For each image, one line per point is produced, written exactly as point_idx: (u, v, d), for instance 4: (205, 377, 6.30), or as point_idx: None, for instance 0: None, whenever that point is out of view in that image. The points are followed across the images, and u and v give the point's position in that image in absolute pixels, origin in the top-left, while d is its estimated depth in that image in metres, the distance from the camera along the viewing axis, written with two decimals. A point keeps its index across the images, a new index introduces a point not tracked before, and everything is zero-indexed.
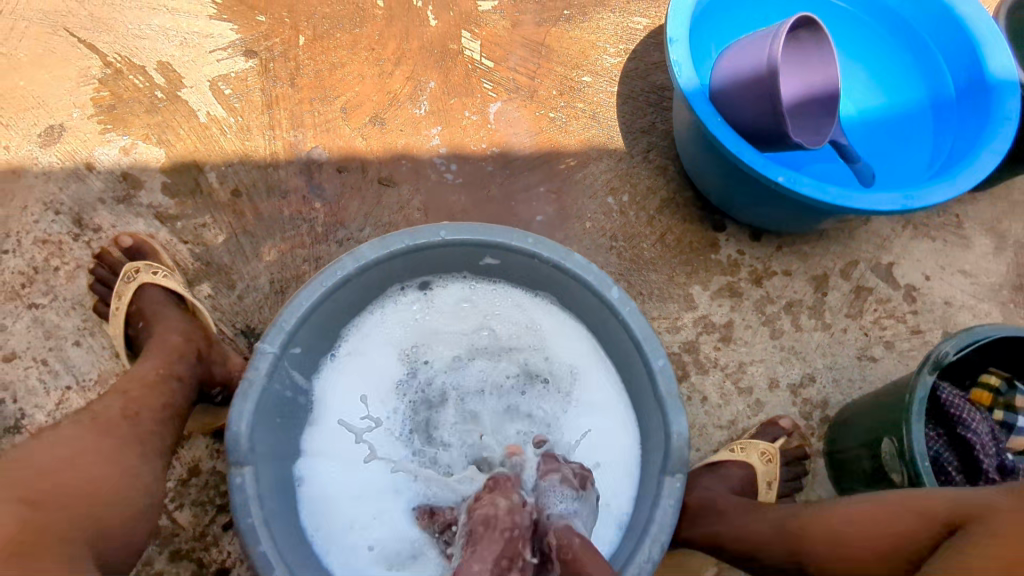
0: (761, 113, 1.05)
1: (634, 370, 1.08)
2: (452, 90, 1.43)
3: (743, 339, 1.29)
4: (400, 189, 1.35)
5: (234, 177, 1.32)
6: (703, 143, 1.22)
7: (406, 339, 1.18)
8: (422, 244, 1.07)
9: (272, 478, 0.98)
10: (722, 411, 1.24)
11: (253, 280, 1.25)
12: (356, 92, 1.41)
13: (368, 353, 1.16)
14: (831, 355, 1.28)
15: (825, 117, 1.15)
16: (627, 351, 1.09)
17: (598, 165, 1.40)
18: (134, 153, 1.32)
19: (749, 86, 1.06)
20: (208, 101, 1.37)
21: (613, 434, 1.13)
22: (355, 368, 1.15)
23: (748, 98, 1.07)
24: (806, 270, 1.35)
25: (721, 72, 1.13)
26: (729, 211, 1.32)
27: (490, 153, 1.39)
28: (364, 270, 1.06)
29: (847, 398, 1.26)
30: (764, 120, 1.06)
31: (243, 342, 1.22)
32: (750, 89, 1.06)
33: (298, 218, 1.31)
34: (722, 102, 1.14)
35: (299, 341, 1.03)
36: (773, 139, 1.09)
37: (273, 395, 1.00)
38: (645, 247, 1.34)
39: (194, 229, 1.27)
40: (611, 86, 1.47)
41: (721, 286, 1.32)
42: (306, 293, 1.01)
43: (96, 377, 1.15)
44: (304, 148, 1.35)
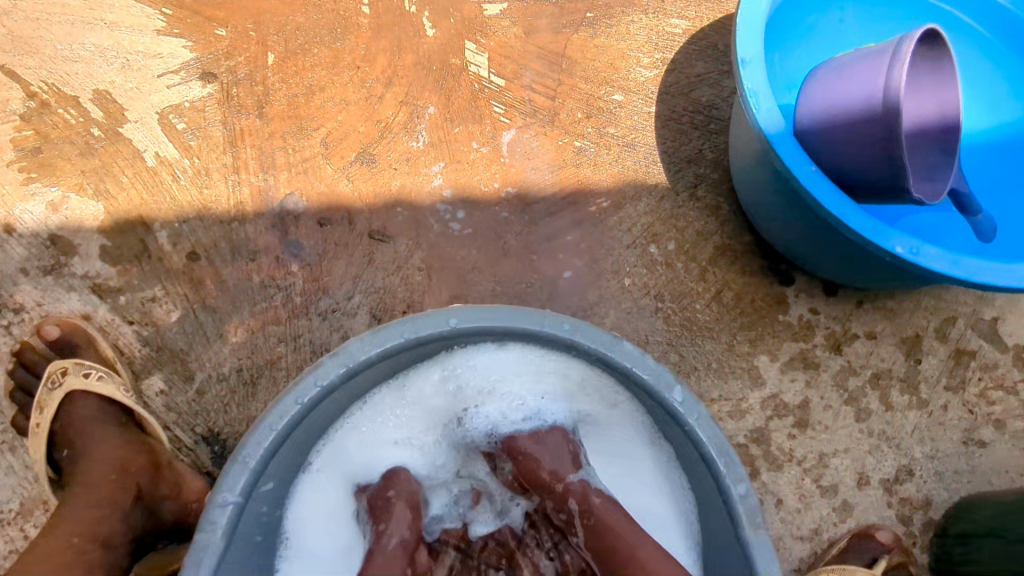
0: (871, 156, 0.88)
1: (706, 490, 0.84)
2: (456, 116, 1.17)
3: (822, 424, 1.05)
4: (397, 244, 1.09)
5: (190, 236, 1.07)
6: (778, 189, 0.98)
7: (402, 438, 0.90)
8: (427, 337, 0.82)
9: None
10: (802, 518, 1.01)
11: (215, 368, 1.01)
12: (338, 122, 1.15)
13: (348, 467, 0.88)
14: (931, 441, 1.06)
15: (940, 155, 0.96)
16: (698, 466, 0.84)
17: (637, 206, 1.15)
18: (64, 209, 1.06)
19: (854, 124, 0.88)
20: (156, 139, 1.11)
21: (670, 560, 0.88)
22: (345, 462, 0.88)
23: (850, 138, 0.90)
24: (893, 332, 1.10)
25: (812, 104, 0.96)
26: (801, 265, 1.08)
27: (505, 194, 1.14)
28: (352, 374, 0.81)
29: (953, 495, 1.04)
30: (870, 167, 0.89)
31: (205, 451, 0.99)
32: (854, 129, 0.89)
33: (271, 285, 1.06)
34: (811, 141, 0.96)
35: (272, 472, 0.79)
36: (877, 188, 0.92)
37: (238, 550, 0.77)
38: (698, 308, 1.10)
39: (141, 305, 1.03)
40: (648, 106, 1.21)
41: (792, 355, 1.08)
42: (277, 414, 0.76)
43: (17, 507, 0.93)
44: (276, 195, 1.10)
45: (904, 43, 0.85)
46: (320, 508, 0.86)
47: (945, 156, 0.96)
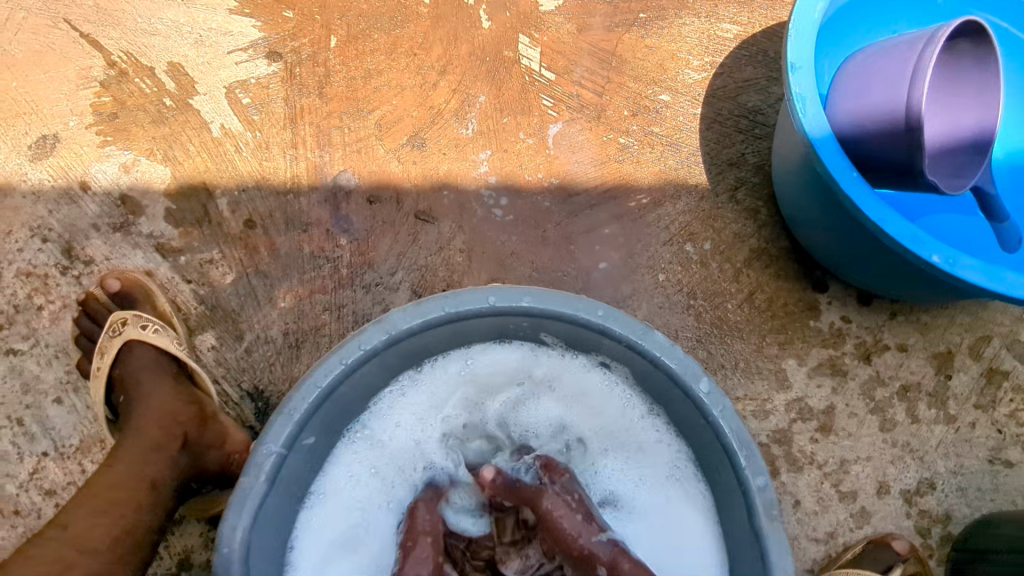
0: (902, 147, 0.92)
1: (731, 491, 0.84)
2: (505, 106, 1.21)
3: (846, 430, 1.06)
4: (441, 225, 1.14)
5: (248, 205, 1.13)
6: (820, 195, 0.99)
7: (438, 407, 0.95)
8: (465, 313, 0.86)
9: None
10: (819, 521, 1.02)
11: (264, 330, 1.07)
12: (393, 105, 1.20)
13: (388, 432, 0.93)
14: (956, 457, 1.06)
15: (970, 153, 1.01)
16: (722, 465, 0.85)
17: (675, 204, 1.17)
18: (135, 172, 1.13)
19: (882, 109, 0.94)
20: (222, 112, 1.18)
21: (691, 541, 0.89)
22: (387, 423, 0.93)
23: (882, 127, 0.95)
24: (925, 346, 1.11)
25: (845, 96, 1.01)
26: (838, 273, 1.09)
27: (548, 185, 1.17)
28: (394, 343, 0.85)
29: (975, 512, 1.04)
30: (891, 148, 0.95)
31: (249, 406, 1.05)
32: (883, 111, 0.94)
33: (320, 256, 1.11)
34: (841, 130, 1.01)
35: (312, 430, 0.84)
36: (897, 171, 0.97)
37: (275, 500, 0.81)
38: (729, 308, 1.12)
39: (199, 266, 1.09)
40: (694, 107, 1.23)
41: (820, 361, 1.09)
42: (321, 373, 0.81)
43: (77, 443, 1.00)
44: (330, 171, 1.15)
45: (939, 34, 0.90)
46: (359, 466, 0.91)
47: (975, 154, 1.00)
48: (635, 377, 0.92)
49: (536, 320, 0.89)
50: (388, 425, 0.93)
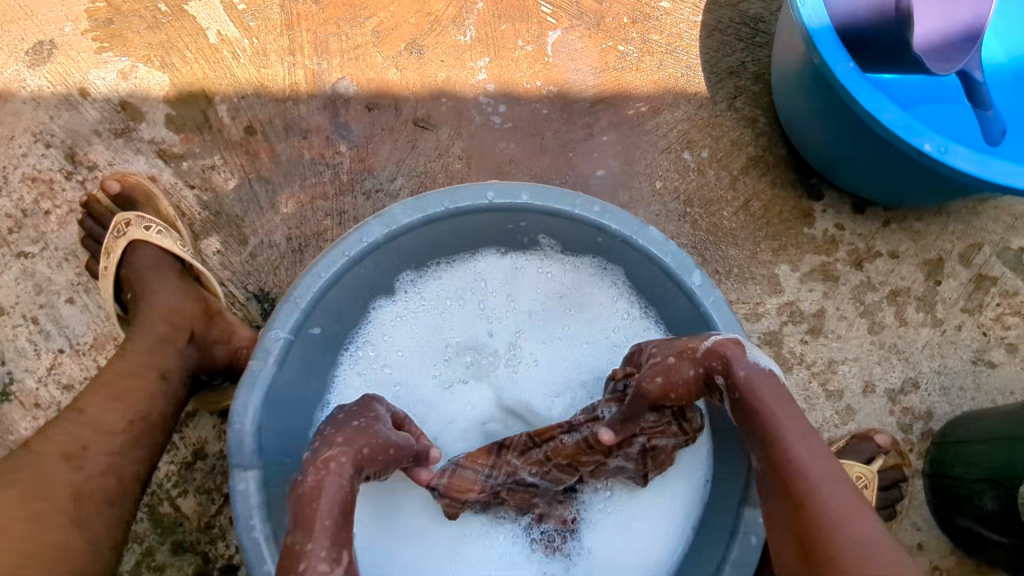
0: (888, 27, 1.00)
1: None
2: (503, 13, 1.19)
3: (835, 333, 1.10)
4: (439, 132, 1.14)
5: (248, 112, 1.13)
6: (819, 94, 0.99)
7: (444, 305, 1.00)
8: (464, 208, 0.88)
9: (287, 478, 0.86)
10: (805, 417, 1.07)
11: (267, 235, 1.09)
12: (390, 12, 1.18)
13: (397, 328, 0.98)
14: (940, 358, 1.09)
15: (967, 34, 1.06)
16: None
17: (674, 113, 1.17)
18: (133, 78, 1.13)
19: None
20: (218, 18, 1.16)
21: None
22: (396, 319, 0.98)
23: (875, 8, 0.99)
24: (917, 252, 1.12)
25: None
26: (835, 179, 1.10)
27: (547, 93, 1.17)
28: (395, 237, 0.88)
29: (956, 410, 1.08)
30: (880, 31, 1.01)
31: (255, 308, 1.08)
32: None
33: (320, 162, 1.12)
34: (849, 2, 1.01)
35: (320, 321, 0.88)
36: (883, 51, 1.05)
37: (284, 386, 0.86)
38: (725, 215, 1.13)
39: (201, 172, 1.11)
40: (696, 14, 1.21)
41: (813, 267, 1.11)
42: (326, 264, 0.84)
43: (91, 341, 1.04)
44: (328, 79, 1.15)
45: None
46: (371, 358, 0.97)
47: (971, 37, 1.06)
48: (630, 276, 0.95)
49: (533, 219, 0.91)
50: (387, 328, 0.98)
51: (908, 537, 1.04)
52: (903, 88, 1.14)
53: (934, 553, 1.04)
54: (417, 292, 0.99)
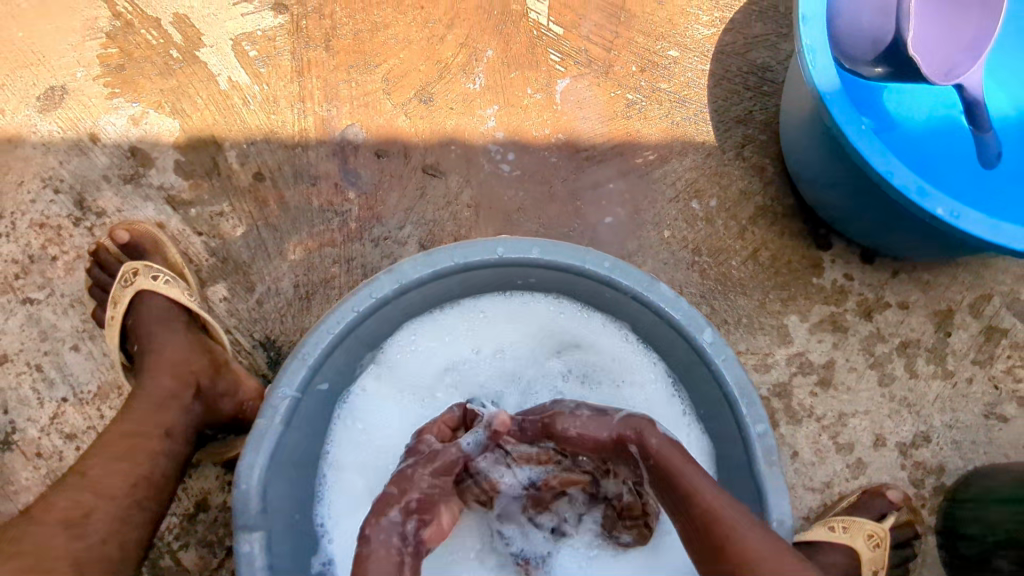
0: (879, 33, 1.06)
1: (725, 433, 0.88)
2: (513, 61, 1.20)
3: (845, 385, 1.09)
4: (448, 179, 1.15)
5: (257, 158, 1.13)
6: (829, 150, 1.00)
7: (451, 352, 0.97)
8: (474, 264, 0.87)
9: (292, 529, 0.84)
10: (815, 471, 1.05)
11: (275, 282, 1.09)
12: (400, 59, 1.19)
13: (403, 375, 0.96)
14: (952, 411, 1.08)
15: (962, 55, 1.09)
16: (724, 415, 0.87)
17: (682, 161, 1.18)
18: (144, 124, 1.13)
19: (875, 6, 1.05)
20: (229, 64, 1.17)
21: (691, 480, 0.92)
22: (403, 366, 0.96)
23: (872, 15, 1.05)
24: (926, 303, 1.12)
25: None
26: (844, 230, 1.10)
27: (555, 140, 1.17)
28: (403, 292, 0.87)
29: (968, 465, 1.06)
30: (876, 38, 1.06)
31: (261, 356, 1.07)
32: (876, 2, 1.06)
33: (328, 209, 1.12)
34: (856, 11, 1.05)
35: (326, 376, 0.87)
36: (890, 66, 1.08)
37: (291, 442, 0.84)
38: (733, 265, 1.13)
39: (209, 218, 1.11)
40: (703, 63, 1.22)
41: (822, 318, 1.11)
42: (334, 320, 0.83)
43: (95, 389, 1.03)
44: (337, 125, 1.16)
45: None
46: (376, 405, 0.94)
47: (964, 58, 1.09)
48: (641, 329, 0.94)
49: (543, 273, 0.90)
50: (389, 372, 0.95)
51: None
52: (912, 136, 1.12)
53: None
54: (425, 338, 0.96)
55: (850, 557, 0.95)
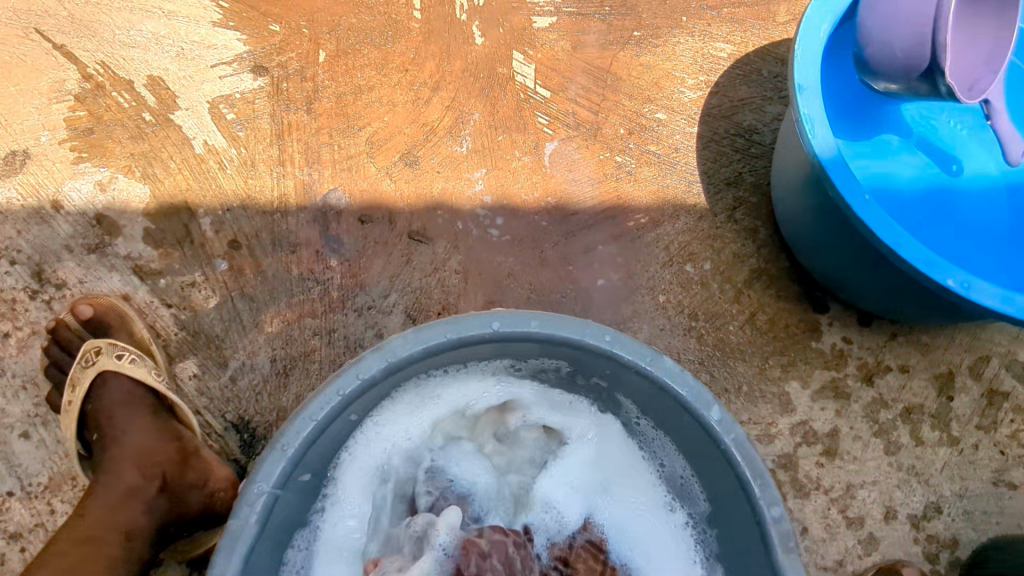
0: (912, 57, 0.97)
1: (741, 538, 0.83)
2: (500, 124, 1.18)
3: (851, 454, 1.04)
4: (435, 246, 1.10)
5: (233, 225, 1.08)
6: (823, 219, 0.99)
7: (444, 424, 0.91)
8: (468, 339, 0.81)
9: None
10: (826, 548, 0.99)
11: (250, 357, 1.02)
12: (384, 122, 1.16)
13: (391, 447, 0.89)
14: (961, 480, 1.04)
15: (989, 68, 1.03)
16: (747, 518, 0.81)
17: (674, 224, 1.16)
18: (111, 190, 1.07)
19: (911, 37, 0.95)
20: (205, 127, 1.13)
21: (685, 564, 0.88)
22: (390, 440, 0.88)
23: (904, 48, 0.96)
24: (926, 366, 1.10)
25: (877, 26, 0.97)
26: (839, 293, 1.08)
27: (544, 204, 1.15)
28: (391, 371, 0.81)
29: (981, 536, 1.02)
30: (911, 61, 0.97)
31: (233, 438, 0.99)
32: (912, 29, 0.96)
33: (309, 278, 1.06)
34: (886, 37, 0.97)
35: (308, 467, 0.80)
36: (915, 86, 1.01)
37: (264, 546, 0.76)
38: (731, 330, 1.10)
39: (180, 289, 1.04)
40: (690, 125, 1.22)
41: (823, 384, 1.08)
42: (317, 406, 0.76)
43: (45, 481, 0.93)
44: (319, 190, 1.11)
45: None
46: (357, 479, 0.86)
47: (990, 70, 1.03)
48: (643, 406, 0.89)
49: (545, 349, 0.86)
50: (374, 447, 0.88)
51: None
52: (905, 200, 1.09)
53: None
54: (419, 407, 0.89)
55: None
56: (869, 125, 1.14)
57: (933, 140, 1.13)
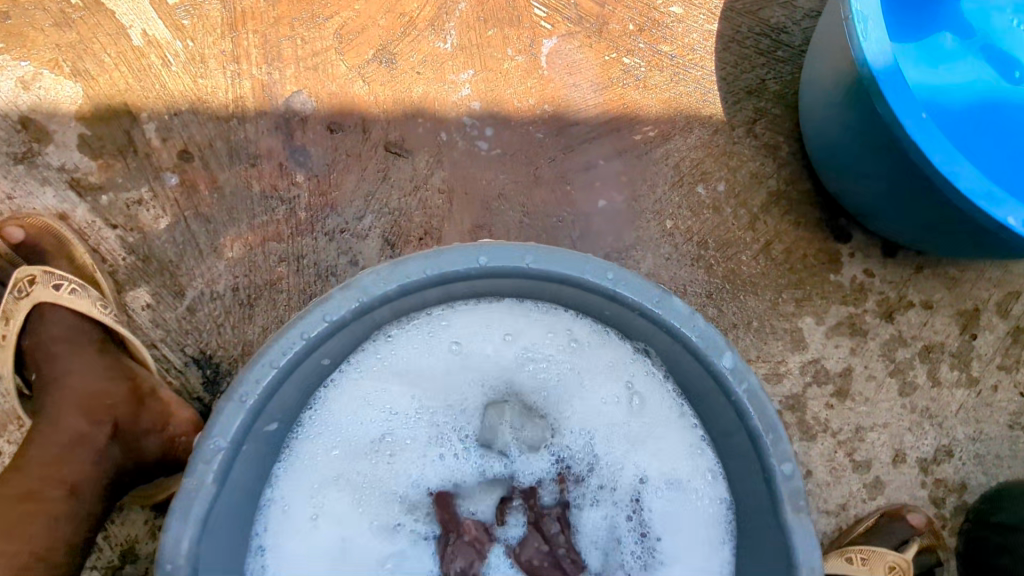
0: None
1: (752, 502, 0.75)
2: (490, 16, 1.01)
3: (863, 395, 0.97)
4: (415, 160, 0.97)
5: (182, 133, 0.94)
6: (854, 143, 0.87)
7: (436, 364, 0.80)
8: (451, 276, 0.71)
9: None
10: (830, 492, 0.94)
11: (209, 285, 0.91)
12: (355, 12, 0.99)
13: (378, 390, 0.80)
14: (976, 423, 0.98)
15: None
16: (763, 515, 0.73)
17: (686, 139, 1.02)
18: (36, 89, 0.92)
19: None
20: (143, 14, 0.95)
21: (704, 524, 0.79)
22: (378, 385, 0.80)
23: None
24: (951, 303, 1.01)
25: None
26: (867, 222, 0.97)
27: (541, 113, 1.00)
28: (364, 312, 0.71)
29: (991, 481, 0.97)
30: None
31: (195, 374, 0.90)
32: None
33: (272, 195, 0.94)
34: None
35: (278, 413, 0.72)
36: None
37: (227, 501, 0.68)
38: (743, 260, 1.00)
39: (125, 208, 0.91)
40: (711, 22, 1.06)
41: (839, 320, 0.99)
42: (280, 350, 0.67)
43: None
44: (281, 92, 0.96)
45: None
46: (342, 426, 0.79)
47: None
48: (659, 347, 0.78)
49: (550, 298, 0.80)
50: (361, 393, 0.79)
51: None
52: (956, 115, 0.95)
53: None
54: (408, 347, 0.80)
55: None
56: (919, 29, 0.99)
57: (996, 43, 0.98)
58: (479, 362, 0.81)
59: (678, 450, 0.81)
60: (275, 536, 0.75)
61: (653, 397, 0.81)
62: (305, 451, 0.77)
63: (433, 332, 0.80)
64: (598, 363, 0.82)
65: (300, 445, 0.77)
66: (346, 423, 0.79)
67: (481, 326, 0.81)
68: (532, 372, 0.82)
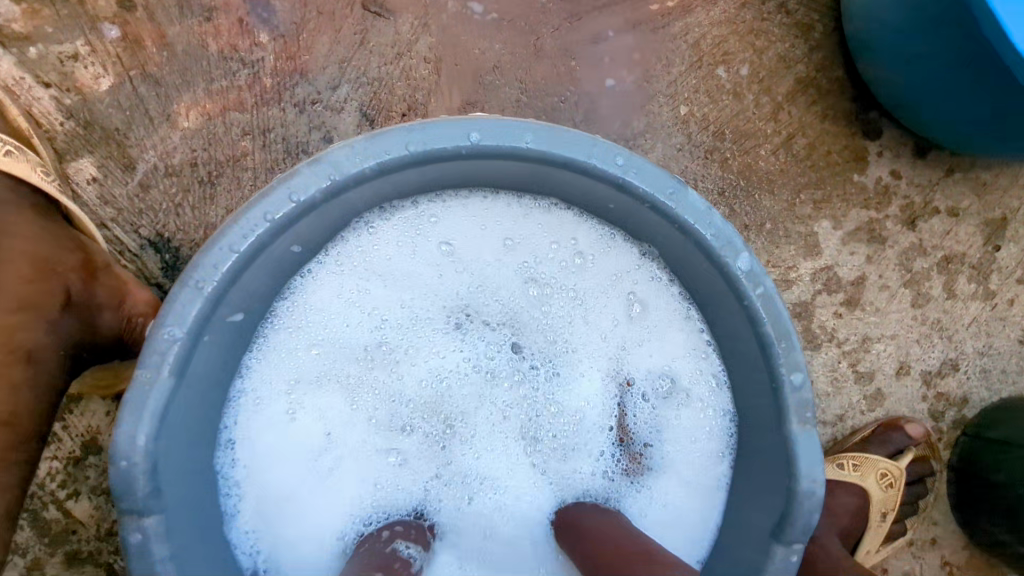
0: None
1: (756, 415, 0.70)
2: None
3: (874, 305, 0.92)
4: (398, 22, 0.84)
5: None
6: (907, 21, 0.76)
7: (426, 255, 0.72)
8: (437, 155, 0.61)
9: (190, 479, 0.63)
10: (830, 403, 0.91)
11: (162, 158, 0.80)
12: None
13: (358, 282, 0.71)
14: (987, 337, 0.93)
15: None
16: (768, 428, 0.68)
17: (709, 12, 0.90)
18: None
19: None
20: None
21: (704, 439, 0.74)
22: (359, 276, 0.71)
23: None
24: (979, 210, 0.94)
25: None
26: (903, 117, 0.87)
27: None
28: (337, 194, 0.61)
29: (994, 395, 0.94)
30: None
31: (152, 258, 0.80)
32: None
33: (231, 57, 0.81)
34: None
35: (242, 305, 0.64)
36: None
37: (188, 397, 0.61)
38: (762, 154, 0.90)
39: (59, 63, 0.78)
40: None
41: (858, 225, 0.91)
42: (241, 232, 0.58)
43: None
44: None
45: None
46: (318, 320, 0.70)
47: None
48: (668, 249, 0.71)
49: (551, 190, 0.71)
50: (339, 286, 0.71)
51: (923, 531, 0.91)
52: None
53: (946, 549, 0.91)
54: (394, 235, 0.71)
55: (857, 497, 0.84)
56: None
57: None
58: (472, 257, 0.73)
59: (685, 363, 0.75)
60: (243, 434, 0.68)
61: (658, 303, 0.75)
62: (277, 344, 0.69)
63: (423, 220, 0.72)
64: (601, 264, 0.74)
65: (270, 338, 0.69)
66: (323, 316, 0.70)
67: (476, 218, 0.73)
68: (530, 270, 0.74)
